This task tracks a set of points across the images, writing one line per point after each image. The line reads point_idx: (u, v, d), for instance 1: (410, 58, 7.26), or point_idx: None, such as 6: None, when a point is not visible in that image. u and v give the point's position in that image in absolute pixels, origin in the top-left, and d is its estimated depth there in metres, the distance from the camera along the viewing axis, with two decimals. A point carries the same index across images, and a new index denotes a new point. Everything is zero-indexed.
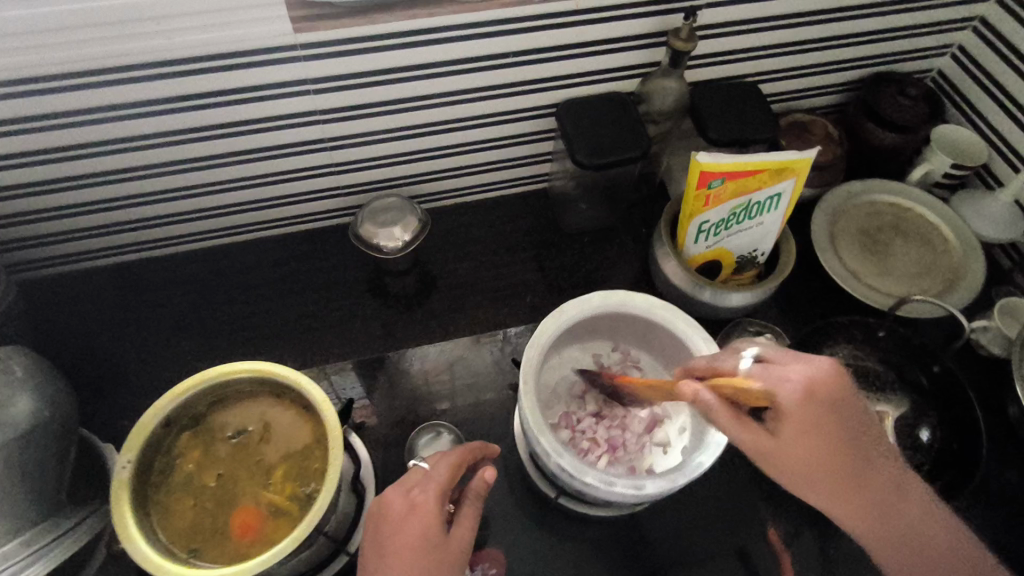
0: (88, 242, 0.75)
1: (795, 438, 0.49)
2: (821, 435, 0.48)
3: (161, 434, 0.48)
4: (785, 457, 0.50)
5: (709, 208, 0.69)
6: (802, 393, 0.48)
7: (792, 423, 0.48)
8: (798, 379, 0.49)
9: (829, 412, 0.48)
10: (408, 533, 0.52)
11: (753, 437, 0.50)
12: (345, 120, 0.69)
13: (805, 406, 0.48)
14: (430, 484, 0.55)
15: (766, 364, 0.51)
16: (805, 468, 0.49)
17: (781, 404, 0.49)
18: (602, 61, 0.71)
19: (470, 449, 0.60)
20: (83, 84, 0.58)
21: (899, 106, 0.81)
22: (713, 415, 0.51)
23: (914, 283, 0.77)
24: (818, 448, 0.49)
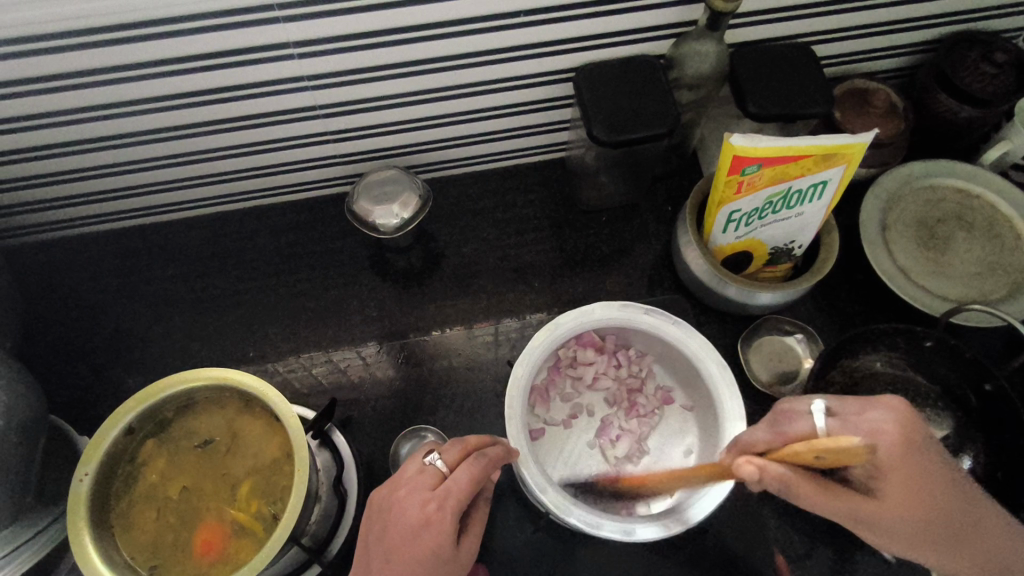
0: (78, 209, 0.71)
1: (896, 493, 0.44)
2: (924, 488, 0.44)
3: (124, 442, 0.47)
4: (888, 514, 0.45)
5: (742, 196, 0.60)
6: (892, 436, 0.44)
7: (892, 478, 0.44)
8: (888, 423, 0.45)
9: (924, 453, 0.44)
10: (419, 550, 0.46)
11: (846, 502, 0.45)
12: (336, 87, 0.61)
13: (903, 451, 0.44)
14: (450, 497, 0.47)
15: (841, 416, 0.46)
16: (917, 520, 0.45)
17: (879, 458, 0.44)
18: (629, 20, 0.62)
19: (495, 456, 0.50)
20: (43, 49, 0.52)
21: (981, 76, 0.68)
22: (796, 484, 0.45)
23: (973, 285, 0.68)
24: (928, 501, 0.44)
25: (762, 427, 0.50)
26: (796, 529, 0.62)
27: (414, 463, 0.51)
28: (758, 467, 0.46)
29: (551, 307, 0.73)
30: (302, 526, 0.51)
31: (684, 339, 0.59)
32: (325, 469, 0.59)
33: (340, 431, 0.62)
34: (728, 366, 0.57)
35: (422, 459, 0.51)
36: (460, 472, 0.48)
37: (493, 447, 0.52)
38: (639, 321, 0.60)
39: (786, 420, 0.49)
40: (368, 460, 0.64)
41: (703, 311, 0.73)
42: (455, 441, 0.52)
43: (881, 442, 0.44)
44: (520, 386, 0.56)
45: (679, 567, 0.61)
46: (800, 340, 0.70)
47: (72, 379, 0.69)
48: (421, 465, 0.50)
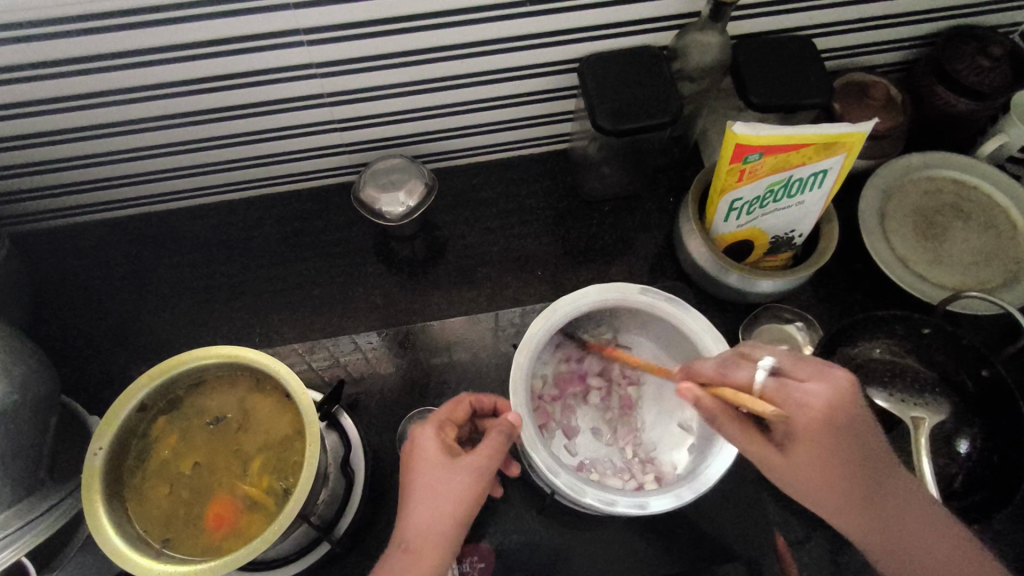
0: (85, 196, 0.72)
1: (809, 457, 0.45)
2: (835, 462, 0.45)
3: (138, 418, 0.48)
4: (794, 476, 0.47)
5: (744, 183, 0.61)
6: (817, 415, 0.45)
7: (806, 443, 0.45)
8: (817, 398, 0.45)
9: (849, 432, 0.45)
10: (416, 467, 0.49)
11: (760, 452, 0.48)
12: (342, 74, 0.62)
13: (822, 430, 0.44)
14: (433, 422, 0.53)
15: (781, 379, 0.47)
16: (824, 490, 0.46)
17: (795, 425, 0.46)
18: (633, 11, 0.62)
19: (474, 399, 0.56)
20: (54, 33, 0.52)
21: (978, 69, 0.69)
22: (721, 416, 0.49)
23: (970, 274, 0.69)
24: (835, 475, 0.45)
25: (713, 361, 0.52)
26: (796, 513, 0.63)
27: None
28: (694, 396, 0.49)
29: (554, 295, 0.74)
30: (310, 504, 0.52)
31: (684, 317, 0.60)
32: (332, 451, 0.60)
33: (348, 414, 0.62)
34: (716, 329, 0.59)
35: None
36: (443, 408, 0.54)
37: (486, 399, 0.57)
38: (642, 302, 0.60)
39: (734, 367, 0.50)
40: (374, 443, 0.65)
41: (704, 299, 0.74)
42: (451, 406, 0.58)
43: (804, 416, 0.45)
44: (523, 368, 0.57)
45: (681, 551, 0.61)
46: (800, 329, 0.71)
47: (79, 364, 0.69)
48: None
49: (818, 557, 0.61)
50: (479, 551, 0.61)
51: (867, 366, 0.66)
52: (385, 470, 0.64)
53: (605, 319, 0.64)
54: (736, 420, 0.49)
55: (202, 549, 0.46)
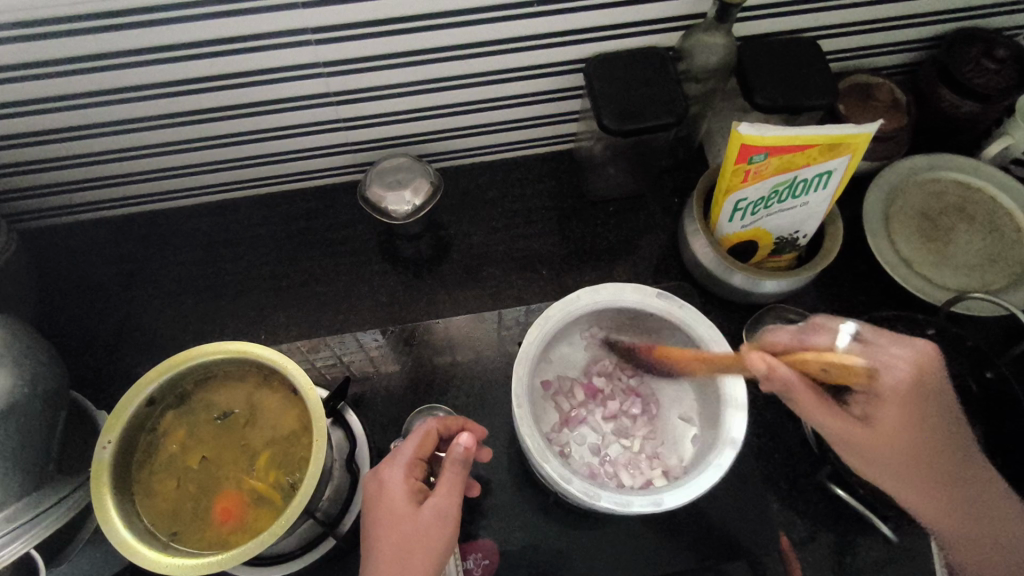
0: (93, 193, 0.72)
1: (892, 422, 0.49)
2: (919, 419, 0.49)
3: (146, 412, 0.49)
4: (882, 439, 0.49)
5: (749, 184, 0.61)
6: (907, 377, 0.49)
7: (889, 405, 0.49)
8: (905, 363, 0.49)
9: (929, 394, 0.49)
10: (382, 515, 0.50)
11: (839, 423, 0.50)
12: (350, 73, 0.63)
13: (911, 385, 0.49)
14: (395, 463, 0.52)
15: (867, 344, 0.50)
16: (903, 450, 0.49)
17: (877, 386, 0.49)
18: (639, 11, 0.63)
19: (434, 426, 0.55)
20: (65, 31, 0.53)
21: (984, 71, 0.70)
22: (799, 392, 0.50)
23: (974, 275, 0.69)
24: (921, 438, 0.49)
25: (785, 332, 0.55)
26: (798, 512, 0.63)
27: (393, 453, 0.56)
28: (768, 364, 0.50)
29: (558, 294, 0.74)
30: (316, 500, 0.52)
31: (689, 322, 0.60)
32: (337, 448, 0.60)
33: (353, 410, 0.63)
34: (716, 327, 0.59)
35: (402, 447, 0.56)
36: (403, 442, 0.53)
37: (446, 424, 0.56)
38: (648, 304, 0.61)
39: (812, 332, 0.53)
40: (379, 440, 0.65)
41: (708, 299, 0.74)
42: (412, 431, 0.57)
43: (895, 375, 0.49)
44: (528, 367, 0.57)
45: (684, 551, 0.61)
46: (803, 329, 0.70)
47: (86, 359, 0.70)
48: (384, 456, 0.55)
49: (821, 557, 0.62)
50: (482, 548, 0.61)
51: None
52: None
53: (601, 321, 0.65)
54: (821, 404, 0.50)
55: (209, 542, 0.47)
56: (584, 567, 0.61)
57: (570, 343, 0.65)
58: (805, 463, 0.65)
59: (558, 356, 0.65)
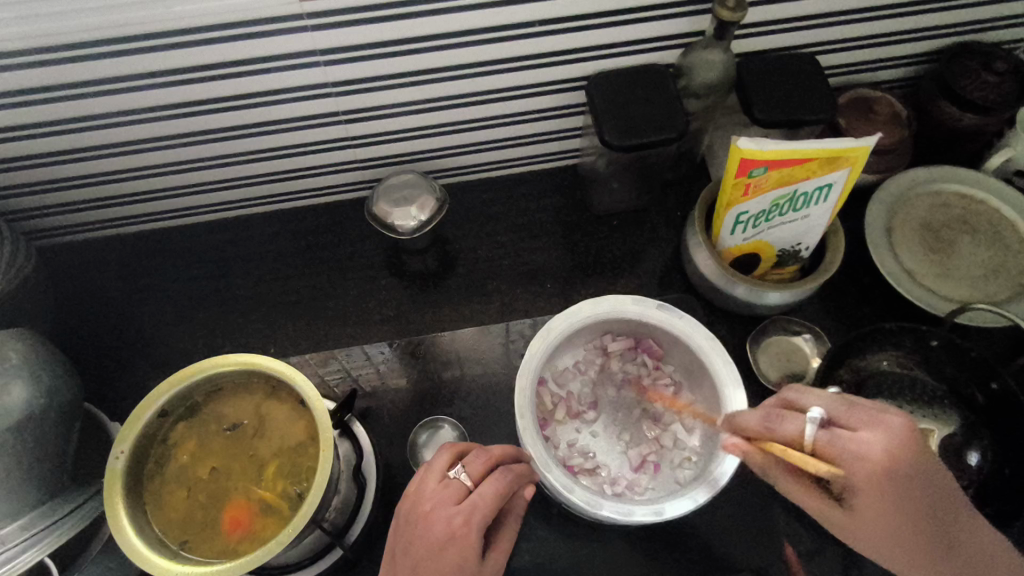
0: (108, 211, 0.75)
1: (867, 513, 0.45)
2: (897, 512, 0.44)
3: (157, 423, 0.50)
4: (859, 525, 0.46)
5: (750, 198, 0.62)
6: (875, 466, 0.44)
7: (862, 499, 0.44)
8: (874, 449, 0.44)
9: (905, 483, 0.44)
10: (443, 564, 0.46)
11: (819, 505, 0.48)
12: (357, 93, 0.64)
13: (878, 480, 0.44)
14: (477, 512, 0.48)
15: (831, 430, 0.46)
16: (893, 541, 0.45)
17: (853, 480, 0.44)
18: (639, 30, 0.64)
19: (521, 473, 0.51)
20: (85, 55, 0.55)
21: (982, 84, 0.70)
22: (775, 469, 0.50)
23: (977, 287, 0.70)
24: (892, 526, 0.44)
25: (755, 415, 0.52)
26: (806, 525, 0.63)
27: (434, 475, 0.50)
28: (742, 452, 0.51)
29: (563, 307, 0.75)
30: (323, 511, 0.53)
31: (689, 332, 0.61)
32: (345, 459, 0.61)
33: (360, 422, 0.63)
34: (716, 336, 0.60)
35: (445, 471, 0.51)
36: (485, 486, 0.49)
37: (517, 463, 0.52)
38: (649, 316, 0.62)
39: (779, 419, 0.50)
40: (386, 452, 0.66)
41: (712, 311, 0.74)
42: (478, 453, 0.51)
43: (860, 467, 0.44)
44: (530, 377, 0.58)
45: (689, 562, 0.61)
46: (807, 340, 0.71)
47: (99, 373, 0.71)
48: (444, 477, 0.50)
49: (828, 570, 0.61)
50: None
51: (876, 378, 0.66)
52: (397, 479, 0.65)
53: (603, 331, 0.65)
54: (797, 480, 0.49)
55: (219, 550, 0.48)
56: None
57: (573, 353, 0.66)
58: None
59: (561, 366, 0.65)
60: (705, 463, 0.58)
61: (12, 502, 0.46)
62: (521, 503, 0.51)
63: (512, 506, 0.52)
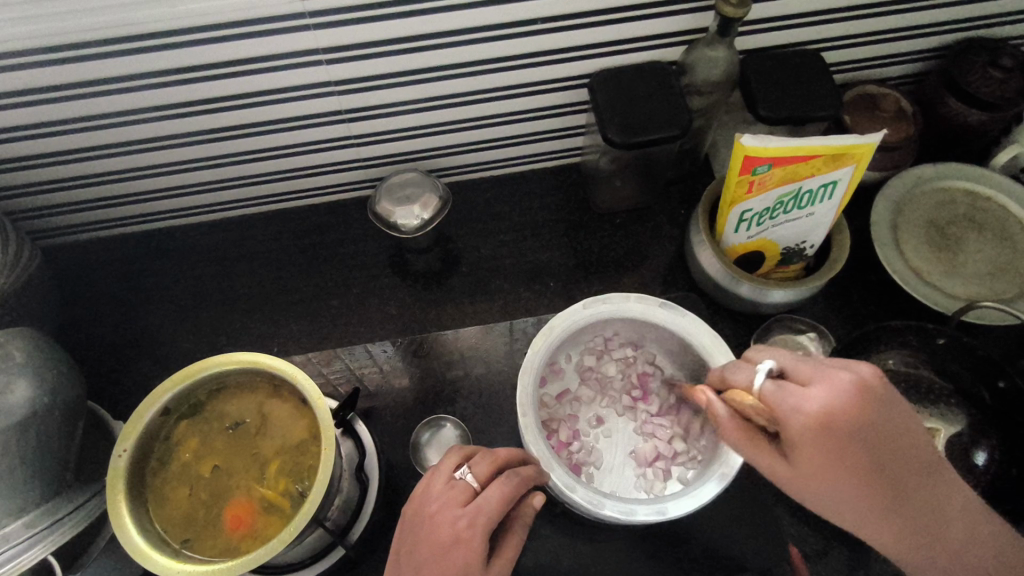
0: (113, 210, 0.75)
1: (812, 467, 0.42)
2: (851, 455, 0.41)
3: (160, 421, 0.50)
4: (806, 480, 0.43)
5: (754, 195, 0.61)
6: (816, 412, 0.41)
7: (802, 450, 0.42)
8: (813, 401, 0.41)
9: (870, 427, 0.41)
10: (447, 566, 0.45)
11: (767, 461, 0.46)
12: (360, 91, 0.64)
13: (816, 430, 0.41)
14: (481, 516, 0.47)
15: (785, 378, 0.44)
16: (848, 495, 0.42)
17: (788, 432, 0.42)
18: (642, 27, 0.64)
19: (528, 475, 0.51)
20: (88, 55, 0.55)
21: (988, 80, 0.69)
22: (729, 429, 0.48)
23: (985, 285, 0.69)
24: (837, 479, 0.41)
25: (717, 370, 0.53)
26: (811, 525, 0.62)
27: (442, 476, 0.51)
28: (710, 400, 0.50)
29: (566, 306, 0.75)
30: (326, 510, 0.53)
31: (693, 332, 0.60)
32: (347, 458, 0.61)
33: (363, 421, 0.63)
34: (719, 334, 0.60)
35: (452, 473, 0.51)
36: (491, 491, 0.48)
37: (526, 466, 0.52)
38: (652, 314, 0.61)
39: (736, 370, 0.50)
40: (388, 451, 0.66)
41: (716, 310, 0.74)
42: (485, 455, 0.52)
43: (797, 417, 0.42)
44: (532, 376, 0.58)
45: (694, 562, 0.61)
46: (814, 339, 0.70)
47: (104, 371, 0.72)
48: (451, 479, 0.50)
49: (834, 570, 0.61)
50: None
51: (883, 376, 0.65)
52: (400, 478, 0.65)
53: (605, 331, 0.65)
54: (748, 438, 0.47)
55: (222, 548, 0.48)
56: None
57: (576, 354, 0.66)
58: None
59: (563, 365, 0.65)
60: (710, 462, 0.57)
61: (15, 500, 0.46)
62: (531, 510, 0.51)
63: (520, 513, 0.51)
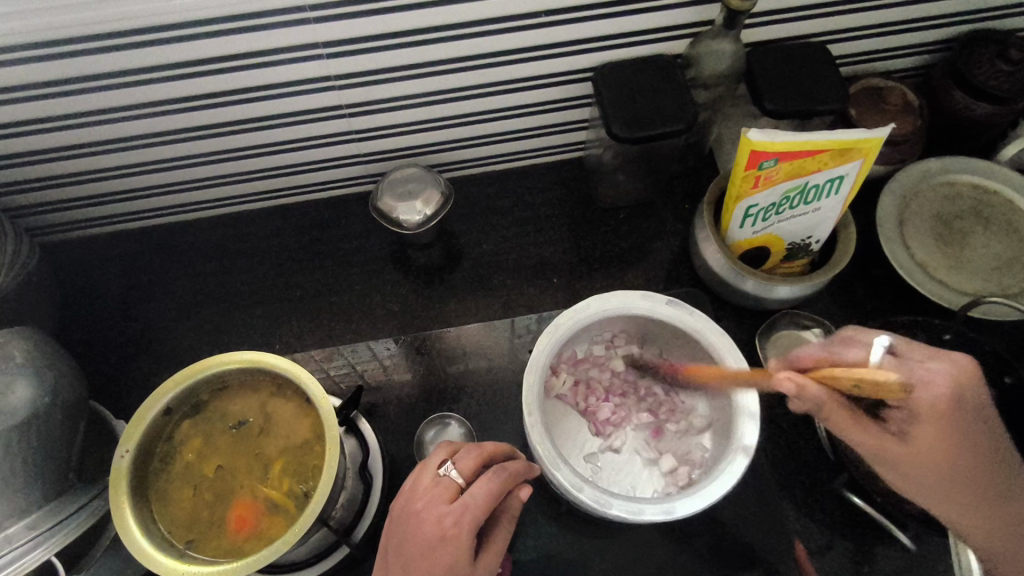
0: (112, 207, 0.74)
1: (928, 441, 0.47)
2: (962, 438, 0.47)
3: (163, 421, 0.50)
4: (921, 458, 0.48)
5: (760, 190, 0.61)
6: (943, 394, 0.47)
7: (925, 424, 0.47)
8: (942, 378, 0.47)
9: (969, 415, 0.47)
10: (434, 564, 0.45)
11: (875, 441, 0.49)
12: (362, 86, 0.64)
13: (942, 404, 0.47)
14: (467, 513, 0.47)
15: (899, 358, 0.49)
16: (944, 477, 0.48)
17: (913, 405, 0.48)
18: (647, 20, 0.63)
19: (516, 471, 0.50)
20: (87, 49, 0.54)
21: (996, 72, 0.67)
22: (831, 409, 0.49)
23: (991, 280, 0.68)
24: (951, 456, 0.47)
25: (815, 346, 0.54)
26: (816, 521, 0.62)
27: (428, 472, 0.50)
28: (798, 385, 0.49)
29: (570, 301, 0.74)
30: (330, 509, 0.52)
31: (699, 329, 0.60)
32: (350, 456, 0.61)
33: (366, 419, 0.63)
34: (725, 331, 0.59)
35: (438, 469, 0.50)
36: (477, 486, 0.48)
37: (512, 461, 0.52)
38: (658, 311, 0.61)
39: (845, 345, 0.53)
40: (391, 448, 0.66)
41: (720, 305, 0.74)
42: (470, 450, 0.52)
43: (928, 392, 0.47)
44: (538, 374, 0.57)
45: (699, 559, 0.61)
46: (817, 334, 0.70)
47: (105, 369, 0.71)
48: (435, 475, 0.50)
49: (839, 566, 0.61)
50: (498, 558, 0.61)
51: None
52: (403, 475, 0.65)
53: (609, 327, 0.65)
54: (852, 419, 0.49)
55: (225, 549, 0.48)
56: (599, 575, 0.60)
57: (580, 349, 0.65)
58: (821, 471, 0.64)
59: (567, 362, 0.65)
60: (716, 461, 0.57)
61: (16, 503, 0.45)
62: (518, 503, 0.51)
63: (507, 505, 0.51)
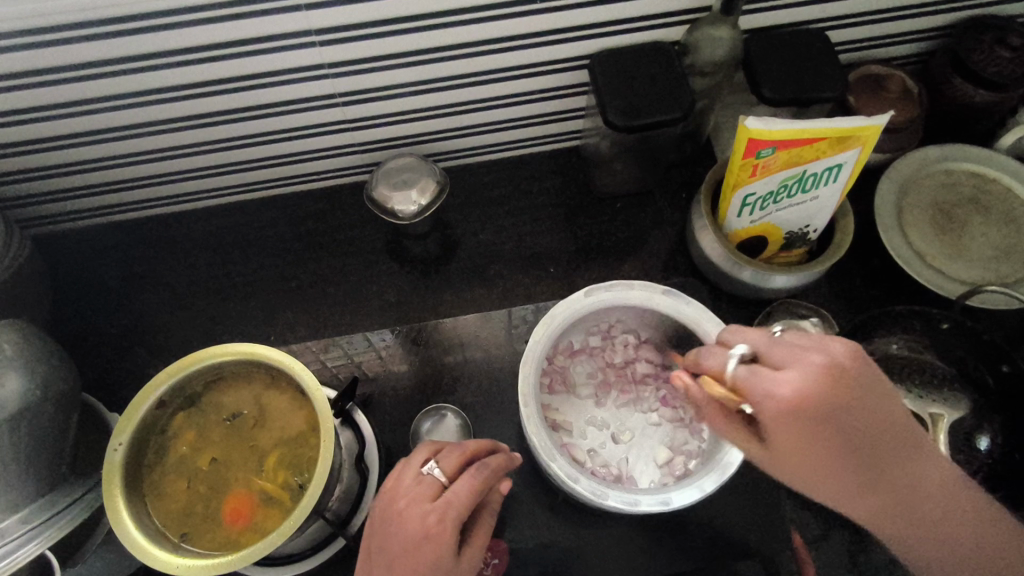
0: (104, 198, 0.73)
1: (782, 443, 0.44)
2: (818, 444, 0.43)
3: (157, 414, 0.49)
4: (779, 460, 0.46)
5: (757, 178, 0.60)
6: (780, 400, 0.43)
7: (778, 435, 0.44)
8: (784, 385, 0.43)
9: (824, 419, 0.43)
10: (420, 561, 0.45)
11: (743, 441, 0.48)
12: (354, 74, 0.63)
13: (788, 415, 0.43)
14: (451, 509, 0.47)
15: (760, 364, 0.46)
16: (804, 478, 0.46)
17: (766, 417, 0.44)
18: (644, 6, 0.62)
19: (496, 466, 0.50)
20: (75, 37, 0.53)
21: (996, 59, 0.67)
22: (707, 410, 0.50)
23: (989, 269, 0.68)
24: (805, 458, 0.44)
25: (705, 351, 0.52)
26: (813, 511, 0.62)
27: (410, 472, 0.50)
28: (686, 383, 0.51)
29: (567, 291, 0.74)
30: (326, 501, 0.52)
31: (696, 319, 0.60)
32: (346, 448, 0.60)
33: (362, 410, 0.63)
34: (723, 322, 0.59)
35: (419, 468, 0.50)
36: (460, 483, 0.48)
37: (493, 456, 0.52)
38: (656, 302, 0.61)
39: (711, 354, 0.51)
40: (387, 439, 0.65)
41: (718, 295, 0.73)
42: (452, 448, 0.52)
43: (771, 404, 0.44)
44: (534, 365, 0.57)
45: (696, 547, 0.61)
46: (815, 324, 0.69)
47: (98, 362, 0.71)
48: (418, 474, 0.49)
49: (836, 555, 0.61)
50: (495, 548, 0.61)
51: (884, 363, 0.65)
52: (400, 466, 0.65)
53: (606, 318, 0.64)
54: (723, 415, 0.49)
55: (220, 542, 0.47)
56: (596, 564, 0.60)
57: (578, 340, 0.65)
58: None
59: (565, 354, 0.64)
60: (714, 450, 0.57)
61: (12, 495, 0.45)
62: (497, 498, 0.51)
63: (487, 500, 0.51)
